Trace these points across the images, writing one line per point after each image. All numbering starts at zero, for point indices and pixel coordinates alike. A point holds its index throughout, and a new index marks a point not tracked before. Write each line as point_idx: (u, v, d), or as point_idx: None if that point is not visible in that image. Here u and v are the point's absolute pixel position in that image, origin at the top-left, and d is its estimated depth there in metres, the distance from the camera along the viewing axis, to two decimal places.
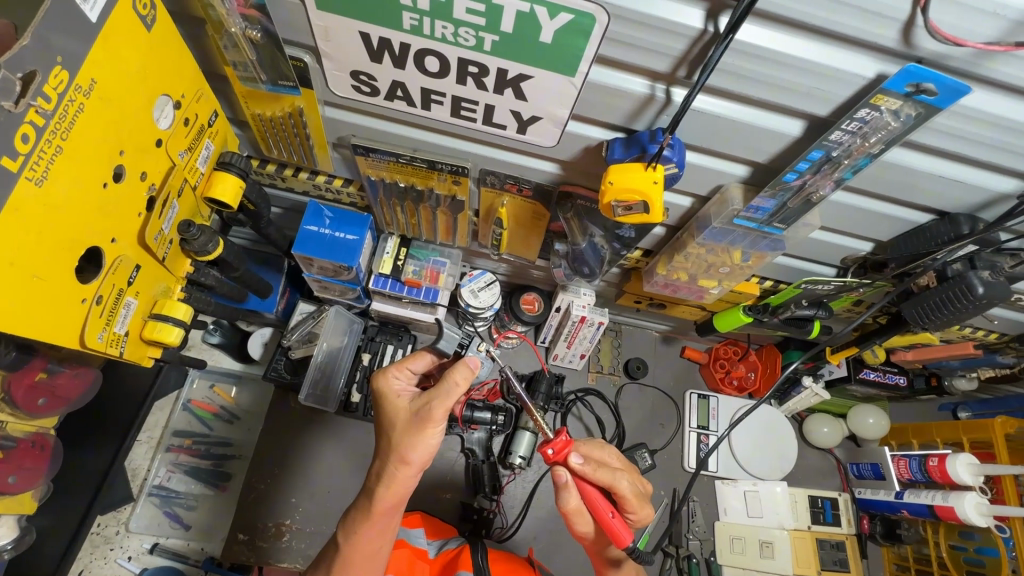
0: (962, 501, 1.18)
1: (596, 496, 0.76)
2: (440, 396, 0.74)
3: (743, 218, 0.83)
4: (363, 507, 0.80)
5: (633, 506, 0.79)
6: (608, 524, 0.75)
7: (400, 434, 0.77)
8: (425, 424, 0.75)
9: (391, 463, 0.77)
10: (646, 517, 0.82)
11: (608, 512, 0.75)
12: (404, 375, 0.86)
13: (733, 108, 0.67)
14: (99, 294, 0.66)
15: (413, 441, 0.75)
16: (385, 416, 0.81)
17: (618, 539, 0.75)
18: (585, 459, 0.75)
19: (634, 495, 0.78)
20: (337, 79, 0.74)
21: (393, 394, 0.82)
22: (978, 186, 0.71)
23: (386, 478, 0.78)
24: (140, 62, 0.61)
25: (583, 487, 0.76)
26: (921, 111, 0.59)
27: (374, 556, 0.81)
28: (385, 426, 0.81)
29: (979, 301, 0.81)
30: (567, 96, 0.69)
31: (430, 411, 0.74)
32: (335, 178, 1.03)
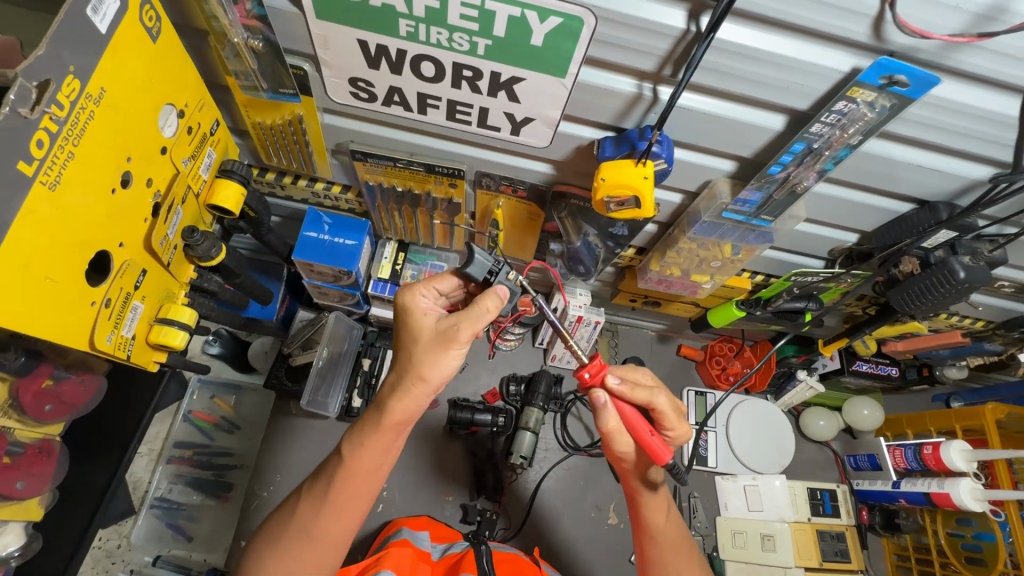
0: (957, 487, 1.20)
1: (635, 417, 0.74)
2: (468, 319, 0.72)
3: (731, 212, 0.86)
4: (373, 418, 0.76)
5: (671, 422, 0.81)
6: (647, 443, 0.73)
7: (421, 351, 0.73)
8: (449, 343, 0.72)
9: (406, 379, 0.74)
10: (684, 435, 0.84)
11: (647, 431, 0.73)
12: (431, 294, 0.82)
13: (716, 105, 0.70)
14: (108, 298, 0.67)
15: (434, 359, 0.73)
16: (407, 330, 0.77)
17: (658, 457, 0.72)
18: (622, 380, 0.77)
19: (671, 411, 0.80)
20: (336, 86, 0.77)
21: (419, 311, 0.78)
22: (956, 174, 0.74)
23: (399, 391, 0.74)
24: (145, 70, 0.63)
25: (621, 407, 0.76)
26: (896, 102, 0.62)
27: (376, 472, 0.78)
28: (405, 340, 0.77)
29: (962, 286, 0.84)
30: (559, 98, 0.72)
31: (457, 331, 0.72)
32: (333, 184, 1.06)
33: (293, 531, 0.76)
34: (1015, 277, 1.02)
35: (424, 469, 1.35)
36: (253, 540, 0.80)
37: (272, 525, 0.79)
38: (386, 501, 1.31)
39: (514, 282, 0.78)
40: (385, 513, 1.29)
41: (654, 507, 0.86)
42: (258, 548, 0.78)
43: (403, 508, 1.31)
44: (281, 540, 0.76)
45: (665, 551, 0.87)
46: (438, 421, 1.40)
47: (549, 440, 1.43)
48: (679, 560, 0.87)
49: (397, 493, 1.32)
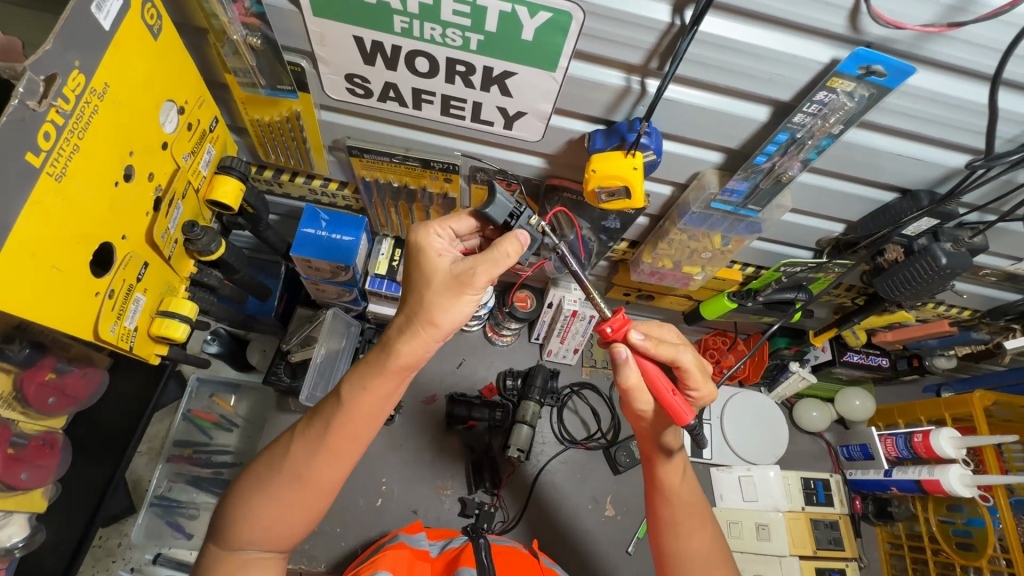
0: (947, 474, 1.22)
1: (657, 374, 0.75)
2: (485, 263, 0.73)
3: (719, 202, 0.88)
4: (377, 363, 0.77)
5: (695, 380, 0.82)
6: (668, 402, 0.75)
7: (434, 294, 0.74)
8: (464, 288, 0.73)
9: (417, 323, 0.76)
10: (708, 396, 0.85)
11: (668, 391, 0.75)
12: (445, 233, 0.81)
13: (702, 97, 0.72)
14: (111, 289, 0.69)
15: (447, 304, 0.74)
16: (419, 269, 0.76)
17: (679, 417, 0.74)
18: (646, 336, 0.78)
19: (696, 369, 0.81)
20: (333, 82, 0.79)
21: (433, 251, 0.77)
22: (935, 163, 0.76)
23: (409, 334, 0.76)
24: (148, 65, 0.65)
25: (643, 363, 0.77)
26: (874, 92, 0.64)
27: (373, 416, 0.79)
28: (417, 281, 0.77)
29: (944, 271, 0.86)
30: (550, 91, 0.74)
31: (473, 276, 0.72)
32: (330, 181, 1.07)
33: (284, 472, 0.78)
34: (997, 265, 1.05)
35: (423, 463, 1.36)
36: (244, 477, 0.82)
37: (263, 464, 0.80)
38: (386, 495, 1.32)
39: (535, 228, 0.78)
40: (384, 508, 1.31)
41: (671, 468, 0.90)
42: (249, 487, 0.79)
43: (402, 502, 1.32)
44: (271, 482, 0.78)
45: (678, 512, 0.90)
46: (436, 416, 1.41)
47: (546, 434, 1.44)
48: (693, 521, 0.89)
49: (396, 487, 1.33)
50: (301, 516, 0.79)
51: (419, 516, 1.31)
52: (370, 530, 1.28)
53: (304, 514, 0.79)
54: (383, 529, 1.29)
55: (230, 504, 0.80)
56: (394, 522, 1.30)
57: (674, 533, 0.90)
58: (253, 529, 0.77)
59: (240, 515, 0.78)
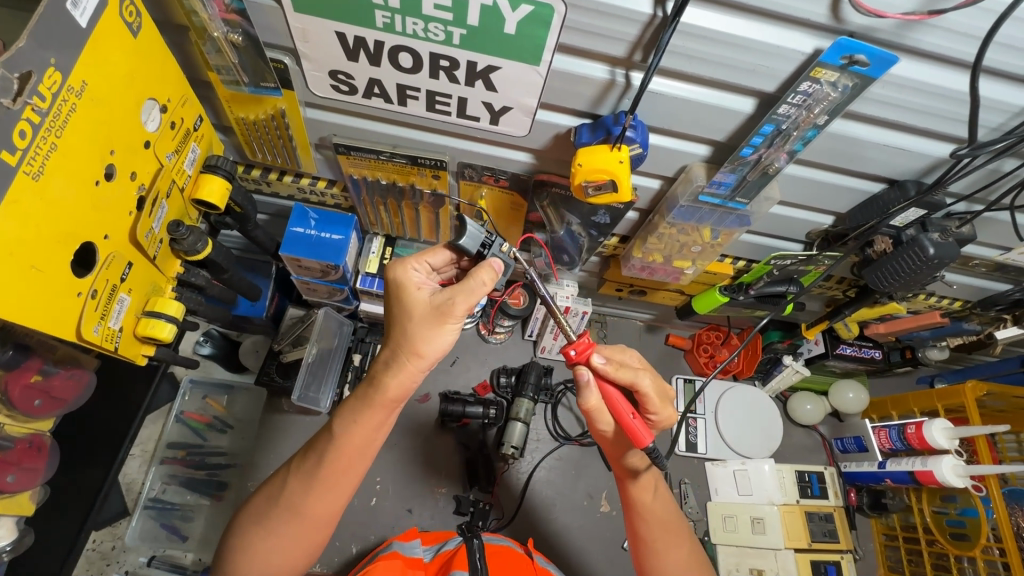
0: (940, 464, 1.23)
1: (617, 397, 0.76)
2: (463, 293, 0.74)
3: (707, 194, 0.88)
4: (364, 396, 0.78)
5: (655, 406, 0.84)
6: (628, 424, 0.76)
7: (416, 327, 0.75)
8: (446, 318, 0.75)
9: (402, 355, 0.76)
10: (666, 419, 0.88)
11: (629, 413, 0.75)
12: (422, 268, 0.81)
13: (687, 89, 0.72)
14: (94, 289, 0.68)
15: (431, 334, 0.75)
16: (399, 305, 0.77)
17: (639, 439, 0.75)
18: (607, 360, 0.79)
19: (654, 394, 0.83)
20: (317, 80, 0.78)
21: (412, 286, 0.78)
22: (921, 153, 0.76)
23: (395, 367, 0.77)
24: (127, 64, 0.65)
25: (605, 387, 0.78)
26: (857, 81, 0.64)
27: (368, 447, 0.80)
28: (398, 316, 0.78)
29: (932, 262, 0.87)
30: (534, 85, 0.73)
31: (453, 305, 0.74)
32: (319, 179, 1.07)
33: (281, 507, 0.78)
34: (987, 256, 1.05)
35: (418, 462, 1.36)
36: (242, 514, 0.82)
37: (262, 499, 0.81)
38: (380, 494, 1.32)
39: (508, 254, 0.79)
40: (378, 507, 1.31)
41: (640, 487, 0.89)
42: (249, 523, 0.80)
43: (396, 501, 1.32)
44: (269, 516, 0.78)
45: (654, 530, 0.89)
46: (430, 415, 1.41)
47: (540, 431, 1.44)
48: (670, 537, 0.89)
49: (390, 487, 1.33)
50: (302, 548, 0.80)
51: (413, 515, 1.31)
52: (365, 530, 1.28)
53: (304, 545, 0.80)
54: (378, 528, 1.29)
55: (232, 538, 0.81)
56: (389, 522, 1.30)
57: (652, 552, 0.90)
58: (256, 563, 0.78)
59: (242, 549, 0.79)
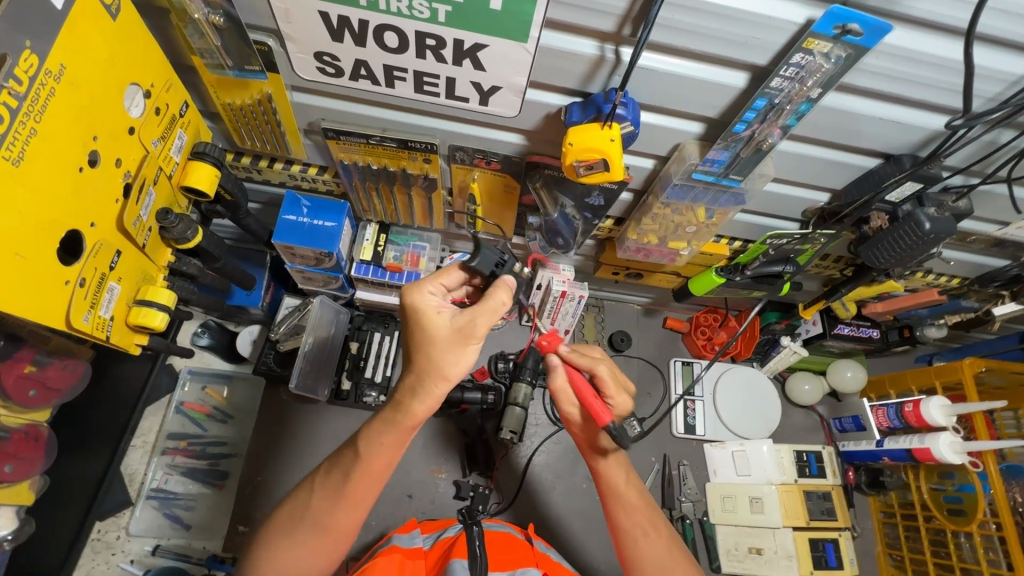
0: (937, 441, 1.23)
1: (579, 379, 0.79)
2: (485, 312, 0.71)
3: (700, 172, 0.86)
4: (387, 419, 0.76)
5: (612, 391, 0.82)
6: (590, 405, 0.77)
7: (439, 351, 0.71)
8: (468, 339, 0.71)
9: (427, 380, 0.73)
10: (623, 407, 0.84)
11: (590, 394, 0.77)
12: (439, 290, 0.76)
13: (679, 64, 0.71)
14: (82, 277, 0.68)
15: (456, 357, 0.72)
16: (419, 331, 0.73)
17: (599, 418, 0.76)
18: (571, 347, 0.82)
19: (614, 376, 0.82)
20: (302, 62, 0.77)
21: (431, 310, 0.72)
22: (917, 126, 0.75)
23: (422, 393, 0.74)
24: (107, 48, 0.64)
25: (570, 372, 0.80)
26: (850, 52, 0.63)
27: (385, 470, 0.79)
28: (418, 341, 0.73)
29: (928, 237, 0.86)
30: (522, 63, 0.72)
31: (477, 325, 0.70)
32: (310, 166, 1.06)
33: (308, 522, 0.78)
34: (984, 231, 1.04)
35: (417, 449, 1.37)
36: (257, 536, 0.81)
37: (284, 515, 0.80)
38: None
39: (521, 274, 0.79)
40: (378, 493, 1.32)
41: (610, 468, 0.89)
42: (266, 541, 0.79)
43: (397, 487, 1.33)
44: (295, 530, 0.78)
45: (634, 517, 0.87)
46: None
47: (539, 416, 1.45)
48: (649, 524, 0.87)
49: (390, 473, 1.34)
50: (323, 563, 0.79)
51: (414, 500, 1.32)
52: (365, 516, 1.29)
53: (327, 563, 0.80)
54: (378, 514, 1.30)
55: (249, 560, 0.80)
56: (390, 508, 1.31)
57: (633, 538, 0.87)
58: None
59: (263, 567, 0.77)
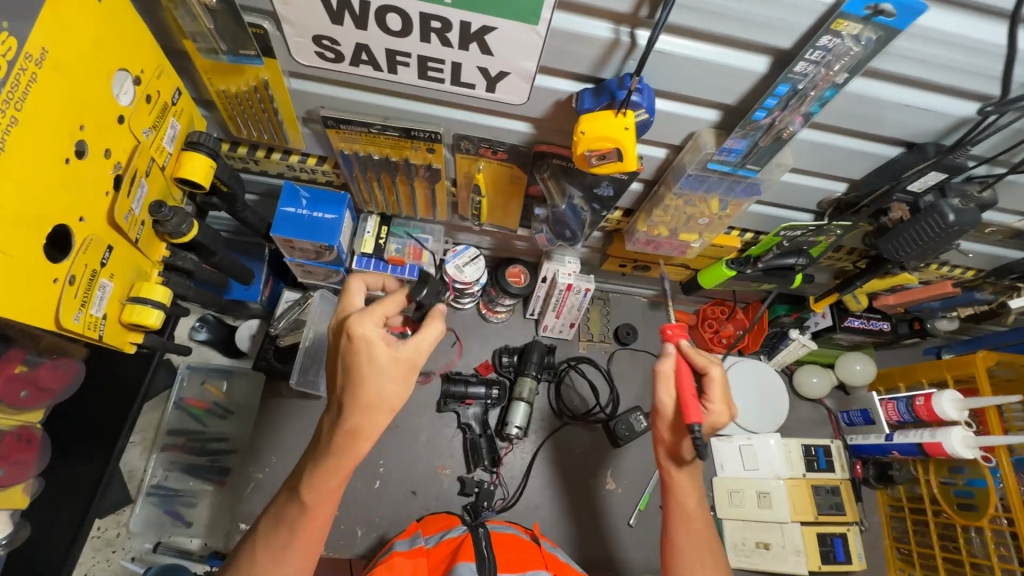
0: (949, 435, 1.21)
1: (685, 376, 0.80)
2: (426, 340, 0.73)
3: (716, 162, 0.83)
4: (328, 464, 0.74)
5: (715, 395, 0.83)
6: (685, 403, 0.78)
7: (382, 385, 0.69)
8: (412, 370, 0.72)
9: (368, 417, 0.71)
10: (722, 418, 0.85)
11: (691, 394, 0.78)
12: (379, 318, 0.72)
13: (697, 48, 0.67)
14: (72, 275, 0.65)
15: (403, 388, 0.71)
16: (362, 365, 0.69)
17: (689, 417, 0.77)
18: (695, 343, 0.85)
19: (723, 384, 0.84)
20: (299, 46, 0.73)
21: (377, 341, 0.69)
22: (945, 113, 0.72)
23: (354, 435, 0.71)
24: (92, 30, 0.60)
25: (681, 363, 0.82)
26: (881, 34, 0.59)
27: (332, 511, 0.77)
28: (358, 376, 0.69)
29: (951, 229, 0.83)
30: (532, 47, 0.68)
31: (419, 355, 0.72)
32: (309, 156, 1.02)
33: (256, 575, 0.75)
34: (1004, 222, 1.01)
35: (420, 444, 1.35)
36: None
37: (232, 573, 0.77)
38: (383, 476, 1.31)
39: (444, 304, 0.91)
40: (382, 490, 1.30)
41: (681, 482, 0.90)
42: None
43: (400, 484, 1.31)
44: None
45: (693, 534, 0.89)
46: (432, 397, 1.39)
47: (544, 410, 1.43)
48: (706, 550, 0.88)
49: (393, 469, 1.32)
50: None
51: (418, 497, 1.30)
52: (369, 513, 1.27)
53: None
54: (382, 511, 1.28)
55: None
56: (393, 505, 1.29)
57: (680, 555, 0.88)
58: None
59: None
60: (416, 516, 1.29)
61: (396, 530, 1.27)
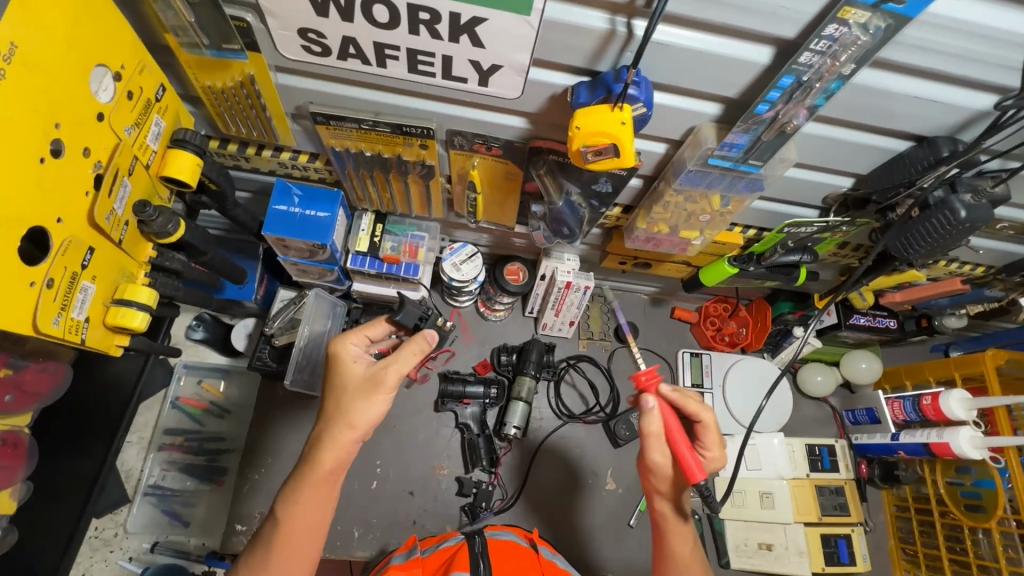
0: (956, 436, 1.19)
1: (677, 430, 0.77)
2: (395, 363, 0.79)
3: (717, 157, 0.80)
4: (306, 474, 0.77)
5: (711, 439, 0.83)
6: (683, 458, 0.76)
7: (349, 397, 0.79)
8: (376, 389, 0.78)
9: (336, 427, 0.78)
10: (719, 458, 0.85)
11: (686, 448, 0.76)
12: (360, 341, 0.87)
13: (698, 38, 0.64)
14: (50, 278, 0.63)
15: (363, 405, 0.78)
16: (336, 377, 0.81)
17: (691, 475, 0.75)
18: (676, 388, 0.81)
19: (714, 426, 0.83)
20: (285, 39, 0.71)
21: (349, 358, 0.82)
22: (957, 105, 0.68)
23: (329, 441, 0.77)
24: (65, 24, 0.57)
25: (668, 417, 0.79)
26: (891, 22, 0.56)
27: (315, 530, 0.77)
28: (333, 386, 0.81)
29: (963, 225, 0.81)
30: (526, 39, 0.65)
31: (384, 375, 0.78)
32: (300, 153, 1.00)
33: None
34: (1016, 218, 0.98)
35: (418, 444, 1.33)
36: None
37: None
38: (380, 477, 1.29)
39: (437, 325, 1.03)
40: (379, 491, 1.28)
41: (681, 537, 0.85)
42: None
43: (397, 484, 1.29)
44: None
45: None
46: (429, 396, 1.37)
47: (543, 410, 1.41)
48: None
49: (390, 470, 1.30)
50: None
51: (415, 497, 1.29)
52: (366, 514, 1.26)
53: None
54: (379, 511, 1.27)
55: None
56: (390, 505, 1.28)
57: None
58: None
59: None
60: (413, 517, 1.27)
61: (394, 531, 1.26)
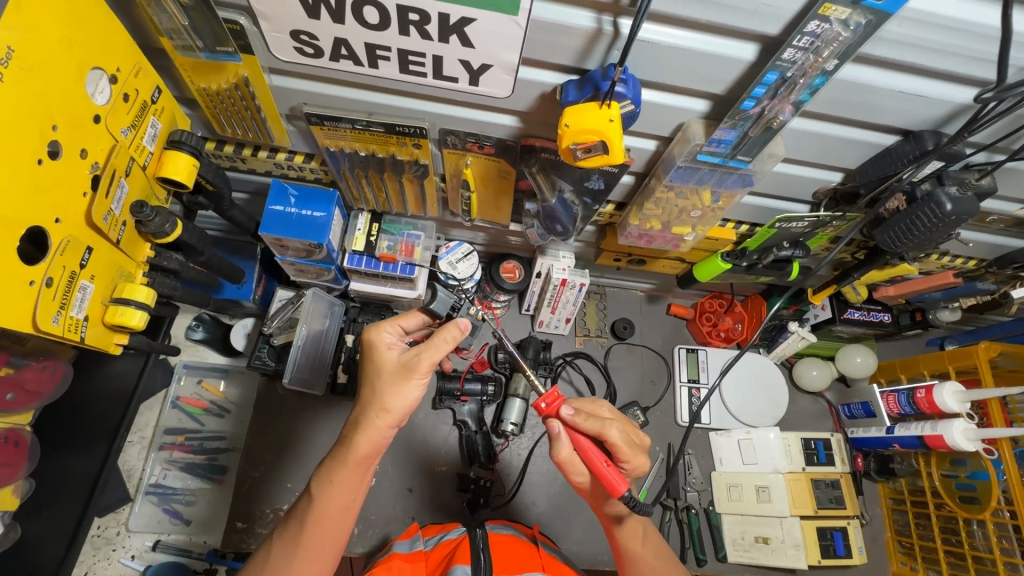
0: (951, 428, 1.19)
1: (589, 447, 0.75)
2: (429, 349, 0.79)
3: (706, 153, 0.81)
4: (340, 456, 0.78)
5: (625, 454, 0.78)
6: (602, 473, 0.74)
7: (383, 383, 0.79)
8: (410, 374, 0.78)
9: (371, 413, 0.78)
10: (641, 466, 0.81)
11: (601, 462, 0.74)
12: (394, 329, 0.88)
13: (683, 36, 0.65)
14: (48, 277, 0.65)
15: (396, 390, 0.78)
16: (370, 365, 0.82)
17: (614, 488, 0.73)
18: (575, 410, 0.77)
19: (625, 440, 0.78)
20: (278, 42, 0.72)
21: (383, 346, 0.83)
22: (940, 100, 0.70)
23: (364, 425, 0.78)
24: (60, 29, 0.59)
25: (576, 438, 0.77)
26: (871, 18, 0.57)
27: (348, 511, 0.79)
28: (369, 374, 0.82)
29: (948, 218, 0.82)
30: (514, 39, 0.67)
31: (417, 362, 0.78)
32: (296, 153, 1.01)
33: None
34: (1005, 210, 0.99)
35: (416, 441, 1.34)
36: None
37: None
38: (379, 474, 1.30)
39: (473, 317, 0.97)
40: (378, 487, 1.29)
41: (628, 534, 0.85)
42: None
43: (396, 481, 1.31)
44: None
45: None
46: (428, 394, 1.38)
47: None
48: None
49: (389, 466, 1.31)
50: None
51: (414, 494, 1.30)
52: (365, 511, 1.27)
53: None
54: (379, 507, 1.28)
55: None
56: (390, 501, 1.29)
57: None
58: None
59: None
60: (413, 512, 1.29)
61: (394, 526, 1.27)
